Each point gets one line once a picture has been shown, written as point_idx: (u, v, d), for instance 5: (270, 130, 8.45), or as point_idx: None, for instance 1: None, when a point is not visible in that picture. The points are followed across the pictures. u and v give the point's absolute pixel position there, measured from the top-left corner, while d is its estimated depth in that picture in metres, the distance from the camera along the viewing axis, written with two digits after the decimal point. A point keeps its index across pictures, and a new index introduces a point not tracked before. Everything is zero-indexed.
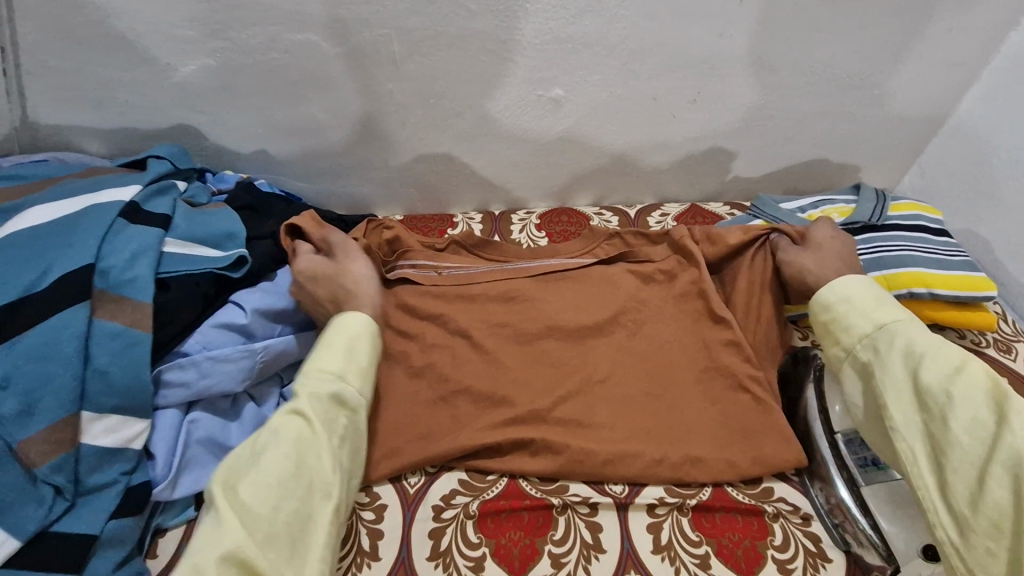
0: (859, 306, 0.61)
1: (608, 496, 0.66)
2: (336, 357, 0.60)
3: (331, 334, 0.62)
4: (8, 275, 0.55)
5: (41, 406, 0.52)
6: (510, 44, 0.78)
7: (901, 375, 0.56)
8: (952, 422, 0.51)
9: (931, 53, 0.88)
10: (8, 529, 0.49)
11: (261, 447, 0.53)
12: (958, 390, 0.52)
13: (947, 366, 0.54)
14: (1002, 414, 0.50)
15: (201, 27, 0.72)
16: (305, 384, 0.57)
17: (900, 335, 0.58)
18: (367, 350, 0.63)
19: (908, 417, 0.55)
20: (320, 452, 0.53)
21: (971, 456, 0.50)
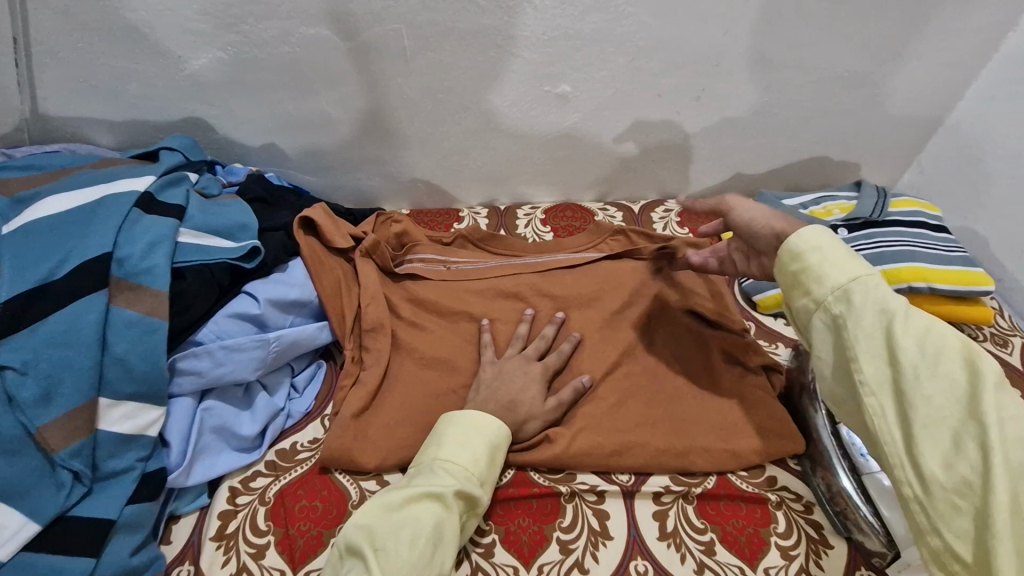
0: (831, 254, 0.52)
1: (614, 484, 0.67)
2: (483, 455, 0.60)
3: (478, 426, 0.62)
4: (26, 262, 0.55)
5: (60, 392, 0.52)
6: (519, 40, 0.79)
7: (872, 328, 0.48)
8: (928, 380, 0.45)
9: (931, 53, 0.89)
10: (27, 514, 0.50)
11: (403, 525, 0.53)
12: (934, 347, 0.46)
13: (918, 324, 0.48)
14: (977, 372, 0.44)
15: (214, 20, 0.72)
16: (448, 472, 0.58)
17: (874, 287, 0.50)
18: (501, 458, 0.63)
19: (880, 373, 0.48)
20: (452, 548, 0.54)
21: (946, 414, 0.44)
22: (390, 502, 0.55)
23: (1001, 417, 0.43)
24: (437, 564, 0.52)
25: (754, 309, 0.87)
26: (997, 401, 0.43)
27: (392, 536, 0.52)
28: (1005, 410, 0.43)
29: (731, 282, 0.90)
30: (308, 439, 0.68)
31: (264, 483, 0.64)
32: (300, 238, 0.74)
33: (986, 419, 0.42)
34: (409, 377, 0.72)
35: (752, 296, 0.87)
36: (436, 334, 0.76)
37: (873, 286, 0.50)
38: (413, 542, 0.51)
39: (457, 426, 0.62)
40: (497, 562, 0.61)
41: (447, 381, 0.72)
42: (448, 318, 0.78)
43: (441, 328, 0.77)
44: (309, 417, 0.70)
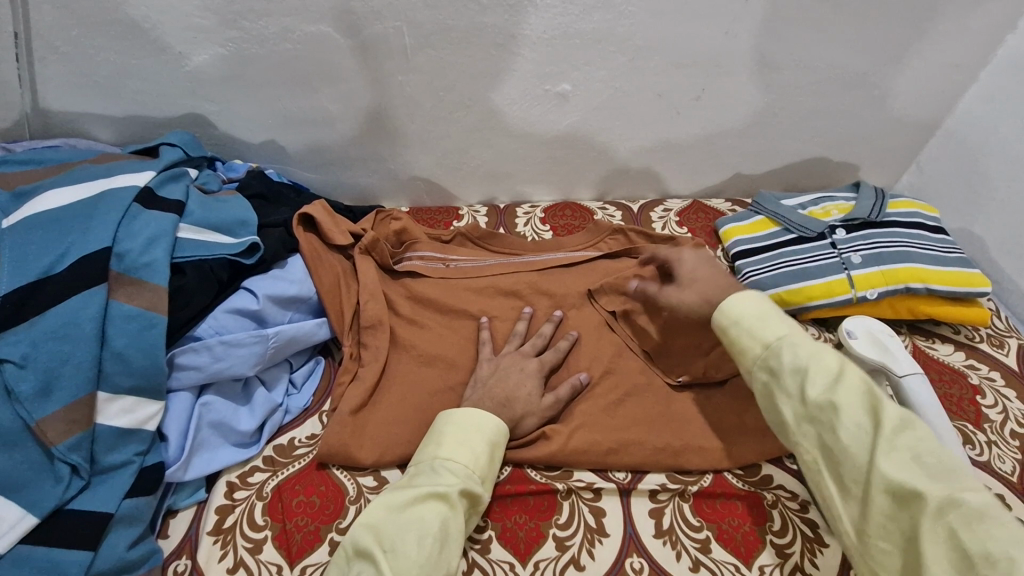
0: (748, 326, 0.58)
1: (611, 482, 0.67)
2: (484, 453, 0.60)
3: (477, 423, 0.62)
4: (26, 256, 0.56)
5: (59, 386, 0.52)
6: (519, 39, 0.79)
7: (791, 389, 0.53)
8: (838, 431, 0.49)
9: (931, 55, 0.89)
10: (25, 506, 0.50)
11: (410, 525, 0.52)
12: (841, 399, 0.50)
13: (828, 376, 0.51)
14: (879, 420, 0.48)
15: (215, 16, 0.72)
16: (450, 471, 0.58)
17: (788, 349, 0.55)
18: (500, 455, 0.63)
19: (800, 431, 0.52)
20: (459, 546, 0.54)
21: (859, 465, 0.47)
22: (396, 503, 0.54)
23: (904, 464, 0.45)
24: (445, 563, 0.52)
25: None
26: (899, 448, 0.46)
27: (400, 536, 0.52)
28: (908, 456, 0.46)
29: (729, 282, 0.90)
30: (306, 435, 0.68)
31: (261, 478, 0.64)
32: (300, 235, 0.74)
33: (890, 469, 0.45)
34: (407, 374, 0.73)
35: None
36: (435, 331, 0.77)
37: (785, 349, 0.54)
38: (421, 542, 0.51)
39: (456, 425, 0.62)
40: (493, 558, 0.61)
41: (445, 379, 0.73)
42: (446, 316, 0.79)
43: (440, 326, 0.78)
44: (308, 413, 0.71)
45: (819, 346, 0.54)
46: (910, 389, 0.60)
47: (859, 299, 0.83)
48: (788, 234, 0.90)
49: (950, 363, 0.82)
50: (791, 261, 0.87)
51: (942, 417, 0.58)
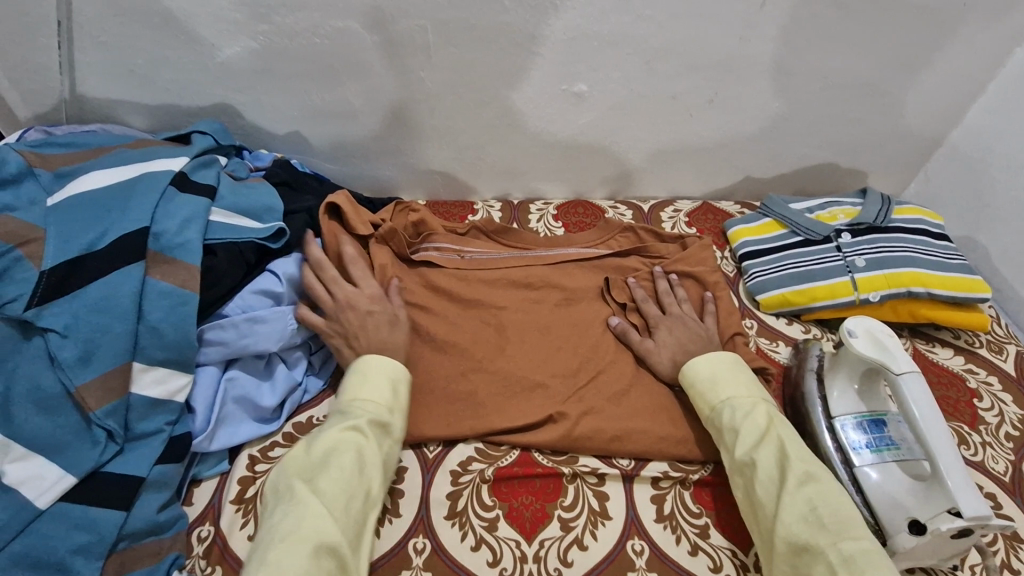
0: (701, 387, 0.71)
1: (615, 468, 0.70)
2: (388, 388, 0.64)
3: (375, 365, 0.66)
4: (70, 232, 0.59)
5: (98, 355, 0.56)
6: (539, 39, 0.81)
7: (729, 446, 0.66)
8: (756, 484, 0.61)
9: (941, 65, 0.91)
10: (64, 467, 0.54)
11: (323, 460, 0.57)
12: (759, 456, 0.62)
13: (754, 437, 0.64)
14: (786, 476, 0.60)
15: (249, 10, 0.76)
16: (356, 409, 0.62)
17: (728, 410, 0.67)
18: (407, 387, 0.68)
19: (734, 481, 0.65)
20: (377, 471, 0.59)
21: (769, 513, 0.59)
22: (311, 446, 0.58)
23: (801, 513, 0.57)
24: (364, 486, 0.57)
25: (756, 309, 0.90)
26: (800, 498, 0.58)
27: (317, 470, 0.57)
28: (806, 506, 0.57)
29: (734, 282, 0.93)
30: (324, 414, 0.71)
31: (282, 452, 0.67)
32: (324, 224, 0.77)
33: (788, 517, 0.57)
34: (421, 360, 0.76)
35: (754, 296, 0.89)
36: (450, 319, 0.79)
37: (724, 410, 0.67)
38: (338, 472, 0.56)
39: (359, 369, 0.66)
40: (500, 535, 0.64)
41: (458, 365, 0.75)
42: (461, 305, 0.82)
43: (455, 315, 0.80)
44: (325, 393, 0.74)
45: (755, 406, 0.66)
46: (905, 387, 0.62)
47: (862, 301, 0.86)
48: (795, 237, 0.93)
49: (949, 367, 0.84)
50: (797, 263, 0.89)
51: (935, 414, 0.60)
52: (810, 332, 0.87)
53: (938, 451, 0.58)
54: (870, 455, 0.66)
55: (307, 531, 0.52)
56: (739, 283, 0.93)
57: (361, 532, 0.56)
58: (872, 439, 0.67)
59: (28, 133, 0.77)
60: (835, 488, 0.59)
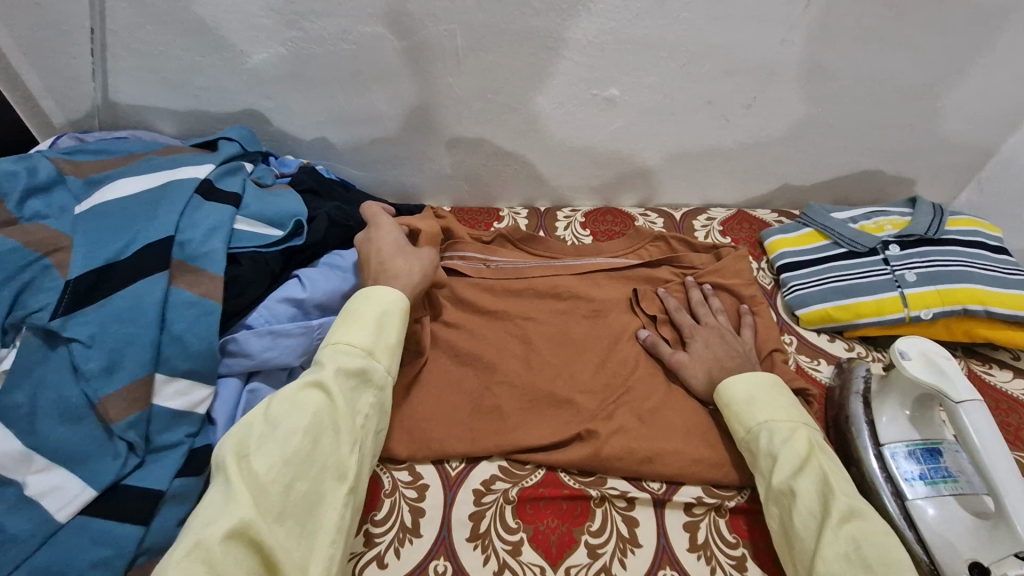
0: (736, 409, 0.67)
1: (645, 491, 0.66)
2: (367, 335, 0.61)
3: (362, 311, 0.63)
4: (99, 241, 0.59)
5: (123, 365, 0.55)
6: (571, 44, 0.79)
7: (765, 471, 0.62)
8: (794, 515, 0.57)
9: (1001, 68, 0.85)
10: (85, 479, 0.53)
11: (273, 422, 0.53)
12: (799, 486, 0.58)
13: (793, 464, 0.60)
14: (827, 510, 0.55)
15: (279, 16, 0.75)
16: (327, 360, 0.59)
17: (766, 435, 0.63)
18: (397, 323, 0.64)
19: (769, 510, 0.61)
20: (341, 433, 0.55)
21: (808, 550, 0.55)
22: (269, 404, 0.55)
23: (843, 552, 0.53)
24: (316, 456, 0.53)
25: (795, 324, 0.85)
26: (843, 537, 0.53)
27: (262, 436, 0.52)
28: (849, 545, 0.53)
29: (772, 295, 0.89)
30: None
31: None
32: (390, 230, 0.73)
33: (829, 555, 0.53)
34: (447, 373, 0.74)
35: (794, 310, 0.85)
36: (474, 331, 0.77)
37: (762, 434, 0.63)
38: (284, 437, 0.52)
39: (343, 318, 0.63)
40: (525, 560, 0.61)
41: (483, 378, 0.73)
42: (487, 318, 0.80)
43: (480, 326, 0.78)
44: None
45: (794, 432, 0.62)
46: (966, 418, 0.57)
47: (911, 318, 0.80)
48: (837, 249, 0.88)
49: (1008, 391, 0.78)
50: (840, 276, 0.84)
51: (1001, 448, 0.55)
52: (854, 350, 0.82)
53: (1005, 487, 0.53)
54: (924, 487, 0.61)
55: (230, 504, 0.48)
56: (777, 296, 0.89)
57: (316, 499, 0.52)
58: (927, 470, 0.62)
59: (60, 139, 0.78)
60: (881, 528, 0.55)
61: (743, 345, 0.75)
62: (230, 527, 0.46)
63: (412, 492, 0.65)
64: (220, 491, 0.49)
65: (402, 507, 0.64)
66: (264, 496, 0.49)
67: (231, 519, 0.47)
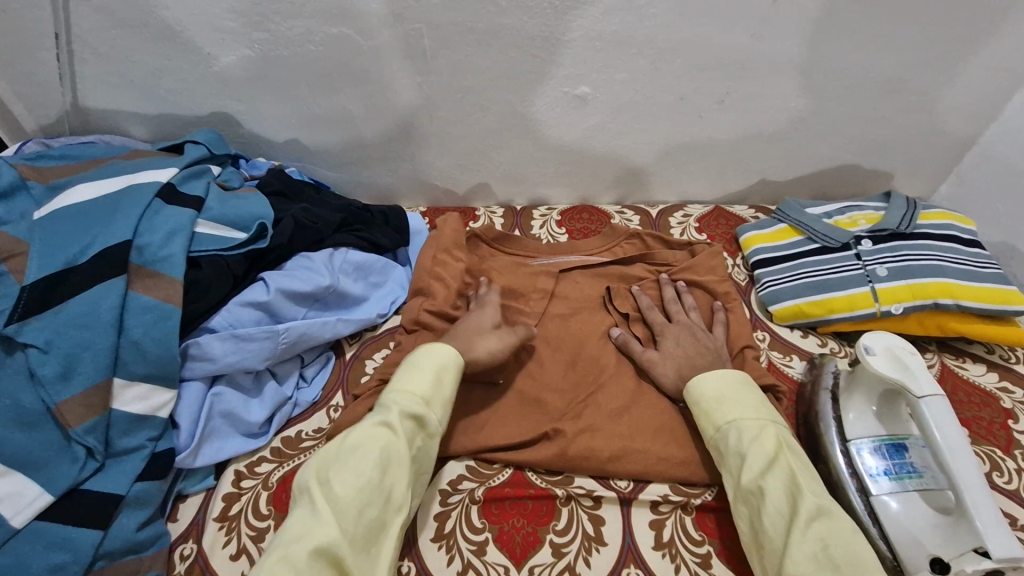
0: (702, 409, 0.67)
1: (612, 490, 0.66)
2: (430, 378, 0.62)
3: (424, 355, 0.65)
4: (56, 246, 0.59)
5: (79, 370, 0.55)
6: (539, 42, 0.78)
7: (734, 471, 0.61)
8: (763, 514, 0.56)
9: (974, 61, 0.85)
10: (42, 485, 0.53)
11: (348, 454, 0.55)
12: (767, 485, 0.57)
13: (761, 463, 0.59)
14: (796, 509, 0.55)
15: (243, 18, 0.74)
16: (394, 399, 0.60)
17: (734, 434, 0.63)
18: (453, 378, 0.65)
19: (738, 510, 0.60)
20: (405, 468, 0.56)
21: (776, 548, 0.54)
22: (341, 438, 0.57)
23: (811, 551, 0.52)
24: (386, 485, 0.54)
25: (769, 320, 0.85)
26: (811, 536, 0.53)
27: (340, 466, 0.54)
28: (818, 544, 0.52)
29: (747, 291, 0.89)
30: (313, 429, 0.69)
31: (268, 468, 0.65)
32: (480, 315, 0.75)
33: (798, 554, 0.52)
34: None
35: (767, 306, 0.85)
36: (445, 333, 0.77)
37: (729, 433, 0.63)
38: (359, 467, 0.54)
39: (408, 362, 0.65)
40: (489, 560, 0.60)
41: None
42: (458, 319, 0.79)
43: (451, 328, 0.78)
44: (316, 407, 0.71)
45: (762, 431, 0.62)
46: (928, 412, 0.57)
47: (883, 313, 0.80)
48: (811, 244, 0.88)
49: (980, 385, 0.78)
50: (813, 271, 0.84)
51: (962, 441, 0.55)
52: (828, 346, 0.82)
53: (964, 481, 0.53)
54: (888, 483, 0.61)
55: (312, 528, 0.49)
56: (751, 292, 0.89)
57: (380, 532, 0.53)
58: (892, 466, 0.62)
59: (26, 144, 0.78)
60: (849, 527, 0.54)
61: (712, 342, 0.75)
62: (313, 550, 0.48)
63: None
64: (302, 513, 0.51)
65: None
66: (343, 521, 0.50)
67: (312, 544, 0.48)
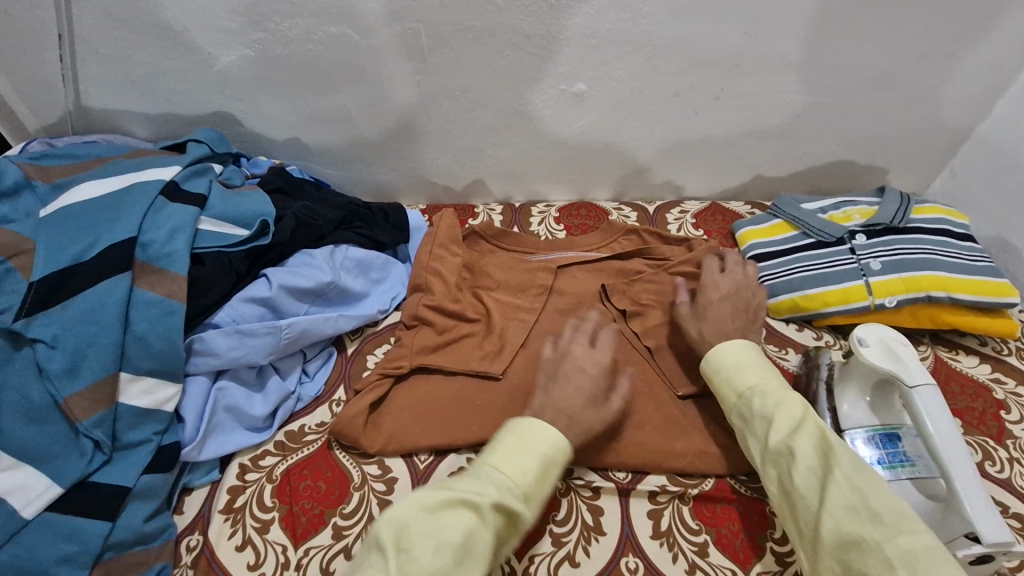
0: (724, 374, 0.63)
1: (610, 481, 0.67)
2: (534, 469, 0.53)
3: (535, 434, 0.55)
4: (62, 243, 0.60)
5: (85, 365, 0.56)
6: (536, 40, 0.79)
7: (761, 435, 0.57)
8: (794, 474, 0.52)
9: (966, 57, 0.86)
10: (51, 477, 0.54)
11: (428, 533, 0.46)
12: (797, 444, 0.53)
13: (789, 423, 0.55)
14: (830, 466, 0.51)
15: (242, 18, 0.75)
16: (490, 479, 0.51)
17: (760, 399, 0.58)
18: (556, 473, 0.55)
19: (766, 472, 0.56)
20: (480, 565, 0.47)
21: (811, 505, 0.51)
22: (428, 499, 0.49)
23: (850, 505, 0.49)
24: None
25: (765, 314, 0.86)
26: (850, 490, 0.49)
27: (419, 540, 0.46)
28: (857, 498, 0.49)
29: None
30: (316, 422, 0.70)
31: (272, 461, 0.66)
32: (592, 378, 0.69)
33: (836, 509, 0.49)
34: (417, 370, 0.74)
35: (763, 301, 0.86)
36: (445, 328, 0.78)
37: (754, 397, 0.59)
38: (436, 552, 0.45)
39: (513, 433, 0.56)
40: None
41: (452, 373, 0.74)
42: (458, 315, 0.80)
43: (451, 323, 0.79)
44: (319, 402, 0.72)
45: (786, 393, 0.58)
46: (920, 403, 0.58)
47: (877, 306, 0.81)
48: (807, 239, 0.89)
49: (974, 377, 0.79)
50: (808, 266, 0.85)
51: (954, 432, 0.56)
52: (822, 339, 0.83)
53: (956, 470, 0.54)
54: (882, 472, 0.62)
55: None
56: None
57: None
58: (886, 454, 0.63)
59: (30, 144, 0.79)
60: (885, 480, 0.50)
61: None
62: None
63: (381, 485, 0.65)
64: None
65: (371, 499, 0.64)
66: None
67: None
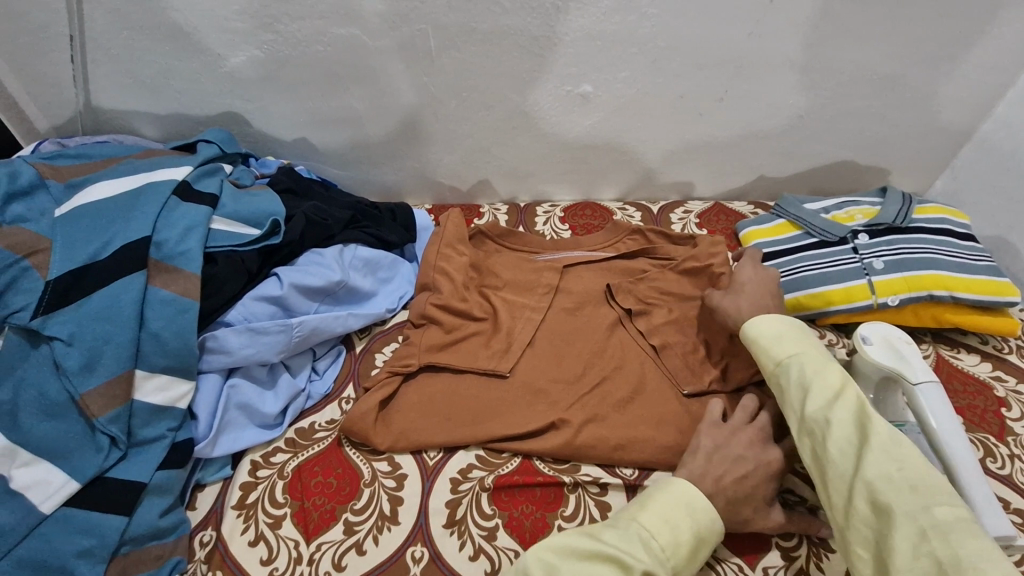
0: (763, 344, 0.63)
1: (617, 478, 0.68)
2: (684, 539, 0.54)
3: (689, 501, 0.56)
4: (77, 241, 0.60)
5: (102, 362, 0.57)
6: (542, 42, 0.80)
7: (796, 405, 0.58)
8: (829, 442, 0.53)
9: (966, 59, 0.87)
10: (69, 473, 0.55)
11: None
12: (834, 414, 0.54)
13: (827, 393, 0.56)
14: (867, 436, 0.51)
15: (252, 19, 0.76)
16: (640, 540, 0.53)
17: (797, 368, 0.59)
18: (705, 550, 0.55)
19: (799, 442, 0.57)
20: None
21: (844, 473, 0.51)
22: (572, 546, 0.53)
23: (886, 472, 0.49)
24: None
25: None
26: (886, 459, 0.50)
27: None
28: (892, 467, 0.49)
29: None
30: (326, 420, 0.71)
31: (283, 458, 0.67)
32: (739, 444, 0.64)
33: (870, 475, 0.49)
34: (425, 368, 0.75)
35: None
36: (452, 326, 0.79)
37: (793, 367, 0.59)
38: None
39: (666, 494, 0.57)
40: (499, 545, 0.62)
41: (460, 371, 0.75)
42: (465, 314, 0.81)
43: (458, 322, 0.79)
44: (328, 400, 0.73)
45: (825, 364, 0.58)
46: (924, 401, 0.59)
47: (879, 305, 0.82)
48: (810, 238, 0.89)
49: (975, 375, 0.80)
50: (811, 265, 0.86)
51: (957, 426, 0.57)
52: (824, 337, 0.84)
53: (960, 463, 0.56)
54: None
55: None
56: None
57: None
58: None
59: (42, 144, 0.79)
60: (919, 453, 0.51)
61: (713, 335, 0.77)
62: None
63: (390, 481, 0.66)
64: None
65: (381, 495, 0.65)
66: None
67: None
